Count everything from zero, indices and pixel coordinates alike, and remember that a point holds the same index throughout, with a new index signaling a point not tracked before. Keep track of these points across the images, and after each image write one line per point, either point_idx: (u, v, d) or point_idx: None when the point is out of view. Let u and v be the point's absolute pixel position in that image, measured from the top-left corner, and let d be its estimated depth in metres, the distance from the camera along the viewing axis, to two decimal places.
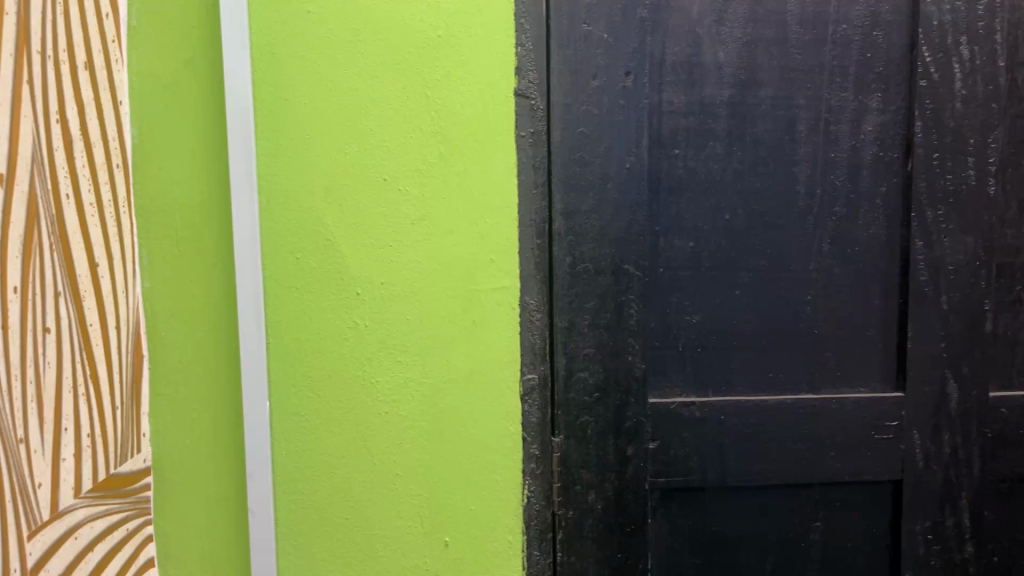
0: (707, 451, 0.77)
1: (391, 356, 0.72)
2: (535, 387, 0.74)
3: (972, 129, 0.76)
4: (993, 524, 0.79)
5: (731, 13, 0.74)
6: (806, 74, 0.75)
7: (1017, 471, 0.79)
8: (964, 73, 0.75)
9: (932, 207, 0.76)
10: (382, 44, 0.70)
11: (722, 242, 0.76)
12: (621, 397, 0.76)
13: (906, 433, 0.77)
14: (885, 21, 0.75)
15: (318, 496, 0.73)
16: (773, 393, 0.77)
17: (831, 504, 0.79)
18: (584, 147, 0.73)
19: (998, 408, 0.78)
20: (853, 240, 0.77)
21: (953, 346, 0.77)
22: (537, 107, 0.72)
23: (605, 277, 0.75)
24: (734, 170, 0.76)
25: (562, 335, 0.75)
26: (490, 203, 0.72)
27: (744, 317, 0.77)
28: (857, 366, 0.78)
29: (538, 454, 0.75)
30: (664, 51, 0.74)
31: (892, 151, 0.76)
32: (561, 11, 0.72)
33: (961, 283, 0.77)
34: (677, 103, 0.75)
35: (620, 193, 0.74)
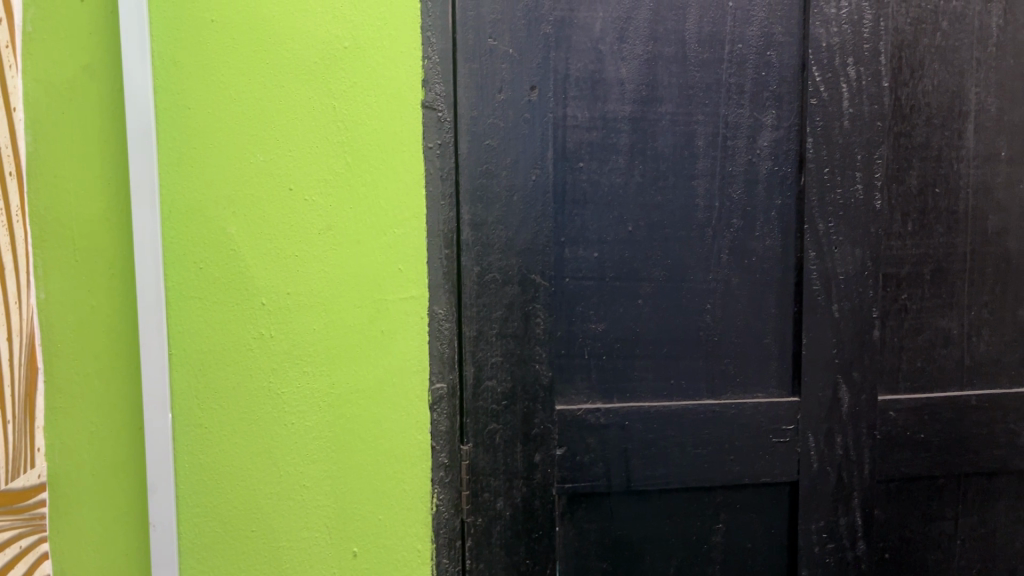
0: (612, 456, 0.79)
1: (297, 367, 0.72)
2: (444, 397, 0.75)
3: (860, 145, 0.79)
4: (883, 522, 0.83)
5: (632, 30, 0.77)
6: (703, 91, 0.78)
7: (905, 471, 0.83)
8: (852, 92, 0.79)
9: (823, 220, 0.79)
10: (288, 54, 0.70)
11: (625, 253, 0.79)
12: (528, 405, 0.77)
13: (803, 436, 0.81)
14: (777, 41, 0.78)
15: (222, 508, 0.72)
16: (675, 400, 0.80)
17: (732, 507, 0.81)
18: (491, 159, 0.75)
19: (887, 411, 0.82)
20: (749, 250, 0.80)
21: (844, 352, 0.81)
22: (444, 119, 0.74)
23: (512, 287, 0.76)
24: (636, 183, 0.78)
25: (470, 344, 0.76)
26: (397, 213, 0.72)
27: (647, 325, 0.79)
28: (755, 372, 0.81)
29: (446, 462, 0.76)
30: (568, 67, 0.76)
31: (786, 167, 0.80)
32: (467, 25, 0.73)
33: (852, 292, 0.80)
34: (580, 118, 0.77)
35: (526, 205, 0.76)
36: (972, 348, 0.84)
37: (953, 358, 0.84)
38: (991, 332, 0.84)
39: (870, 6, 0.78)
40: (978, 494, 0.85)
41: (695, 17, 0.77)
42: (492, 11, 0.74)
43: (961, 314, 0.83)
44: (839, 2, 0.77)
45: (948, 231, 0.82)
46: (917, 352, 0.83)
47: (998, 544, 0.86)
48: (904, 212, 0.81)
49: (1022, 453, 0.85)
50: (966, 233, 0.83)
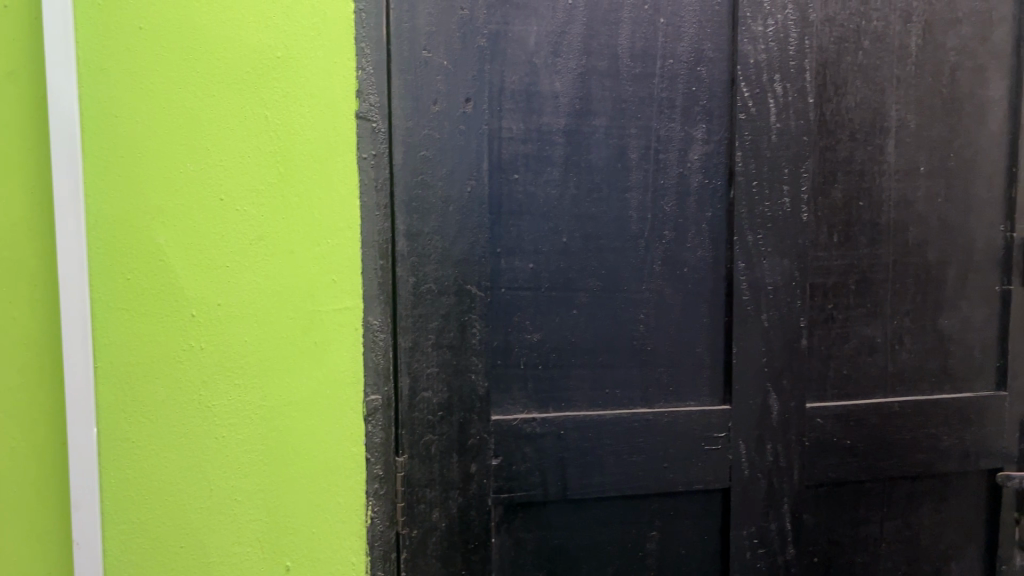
0: (548, 466, 0.79)
1: (228, 379, 0.71)
2: (379, 409, 0.75)
3: (787, 159, 0.81)
4: (811, 526, 0.86)
5: (566, 44, 0.78)
6: (636, 105, 0.79)
7: (833, 477, 0.85)
8: (779, 107, 0.81)
9: (752, 231, 0.81)
10: (219, 63, 0.69)
11: (561, 264, 0.79)
12: (464, 415, 0.77)
13: (734, 444, 0.82)
14: (708, 57, 0.80)
15: (150, 524, 0.70)
16: (610, 409, 0.81)
17: (665, 514, 0.83)
18: (426, 170, 0.75)
19: (815, 418, 0.84)
20: (681, 261, 0.81)
21: (773, 360, 0.83)
22: (379, 129, 0.73)
23: (448, 298, 0.76)
24: (571, 195, 0.79)
25: (406, 354, 0.75)
26: (331, 223, 0.72)
27: (582, 335, 0.80)
28: (688, 380, 0.82)
29: (381, 475, 0.75)
30: (503, 80, 0.77)
31: (716, 180, 0.81)
32: (402, 37, 0.73)
33: (781, 302, 0.82)
34: (515, 131, 0.78)
35: (462, 216, 0.76)
36: (895, 356, 0.87)
37: (877, 366, 0.86)
38: (913, 340, 0.87)
39: (796, 24, 0.80)
40: (903, 498, 0.88)
41: (628, 32, 0.79)
42: (427, 22, 0.74)
43: (885, 323, 0.86)
44: (766, 20, 0.79)
45: (872, 242, 0.85)
46: (843, 360, 0.85)
47: (923, 545, 0.89)
48: (829, 224, 0.84)
49: (945, 458, 0.87)
50: (889, 244, 0.85)
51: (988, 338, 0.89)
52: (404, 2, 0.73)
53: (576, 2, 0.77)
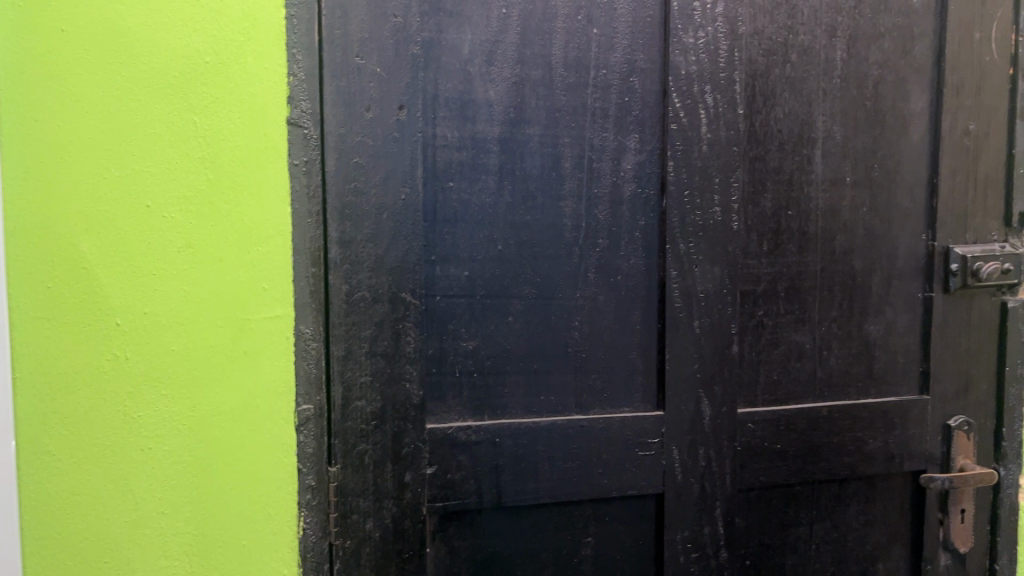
0: (483, 473, 0.79)
1: (154, 390, 0.70)
2: (311, 418, 0.74)
3: (718, 168, 0.83)
4: (743, 529, 0.87)
5: (500, 53, 0.78)
6: (570, 114, 0.80)
7: (763, 480, 0.86)
8: (710, 118, 0.82)
9: (684, 239, 0.82)
10: (146, 67, 0.68)
11: (495, 271, 0.79)
12: (398, 423, 0.77)
13: (667, 449, 0.83)
14: (640, 68, 0.81)
15: (72, 539, 0.69)
16: (545, 415, 0.81)
17: (600, 519, 0.83)
18: (359, 177, 0.74)
19: (746, 423, 0.85)
20: (615, 269, 0.82)
21: (705, 367, 0.84)
22: (311, 136, 0.72)
23: (382, 305, 0.75)
24: (505, 203, 0.79)
25: (339, 363, 0.74)
26: (261, 230, 0.72)
27: (517, 342, 0.80)
28: (622, 387, 0.83)
29: (314, 485, 0.74)
30: (437, 87, 0.77)
31: (649, 189, 0.83)
32: (335, 43, 0.72)
33: (712, 309, 0.84)
34: (450, 138, 0.78)
35: (395, 223, 0.75)
36: (823, 361, 0.89)
37: (806, 371, 0.88)
38: (840, 345, 0.89)
39: (726, 37, 0.82)
40: (831, 500, 0.90)
41: (561, 42, 0.79)
42: (360, 29, 0.73)
43: (813, 329, 0.88)
44: (697, 32, 0.81)
45: (800, 250, 0.87)
46: (773, 366, 0.87)
47: (851, 546, 0.91)
48: (759, 232, 0.86)
49: (870, 460, 0.90)
50: (817, 252, 0.88)
51: (911, 343, 0.91)
52: (337, 8, 0.72)
53: (510, 11, 0.78)
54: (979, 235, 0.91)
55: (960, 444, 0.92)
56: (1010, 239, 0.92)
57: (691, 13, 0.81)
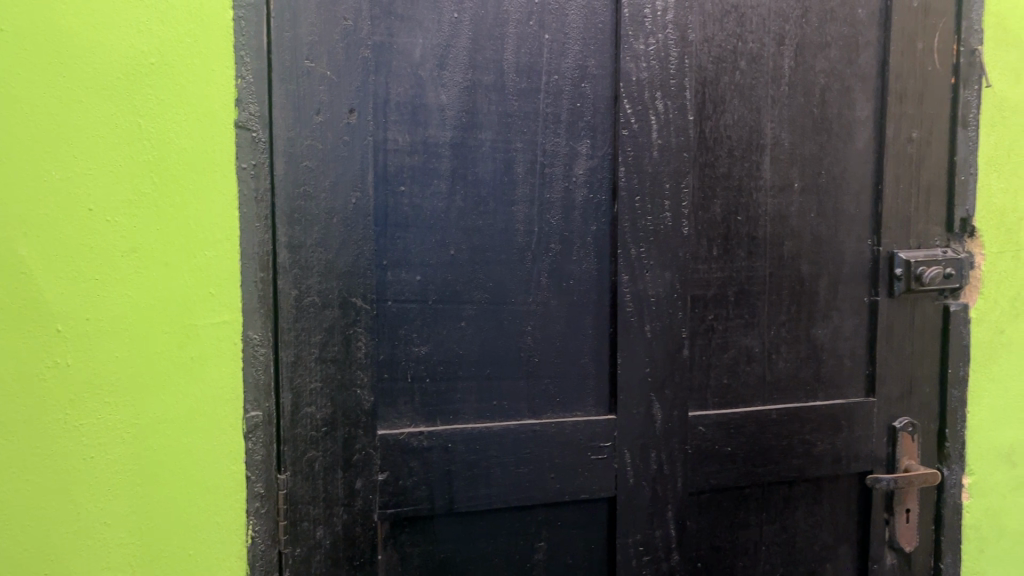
0: (434, 479, 0.79)
1: (97, 397, 0.68)
2: (260, 425, 0.73)
3: (668, 174, 0.84)
4: (694, 531, 0.88)
5: (452, 58, 0.78)
6: (522, 120, 0.80)
7: (714, 483, 0.87)
8: (660, 124, 0.83)
9: (636, 245, 0.83)
10: (88, 68, 0.67)
11: (447, 276, 0.79)
12: (349, 430, 0.76)
13: (619, 453, 0.83)
14: (591, 74, 0.82)
15: (11, 552, 0.66)
16: (498, 421, 0.81)
17: (552, 524, 0.83)
18: (309, 181, 0.73)
19: (697, 426, 0.86)
20: (567, 273, 0.83)
21: (656, 370, 0.85)
22: (259, 139, 0.72)
23: (332, 311, 0.75)
24: (457, 208, 0.79)
25: (288, 369, 0.74)
26: (208, 235, 0.71)
27: (469, 348, 0.80)
28: (574, 391, 0.83)
29: (262, 492, 0.73)
30: (388, 91, 0.76)
31: (601, 195, 0.83)
32: (283, 46, 0.71)
33: (663, 313, 0.84)
34: (401, 142, 0.77)
35: (345, 228, 0.75)
36: (772, 364, 0.90)
37: (755, 374, 0.89)
38: (789, 349, 0.91)
39: (676, 44, 0.82)
40: (780, 501, 0.91)
41: (513, 47, 0.79)
42: (309, 32, 0.72)
43: (762, 333, 0.89)
44: (647, 39, 0.82)
45: (749, 255, 0.88)
46: (723, 369, 0.88)
47: (799, 546, 0.93)
48: (709, 238, 0.87)
49: (819, 462, 0.91)
50: (765, 257, 0.89)
51: (857, 346, 0.93)
52: (286, 11, 0.71)
53: (461, 16, 0.78)
54: (922, 240, 0.93)
55: (904, 445, 0.94)
56: (952, 244, 0.95)
57: (642, 20, 0.81)
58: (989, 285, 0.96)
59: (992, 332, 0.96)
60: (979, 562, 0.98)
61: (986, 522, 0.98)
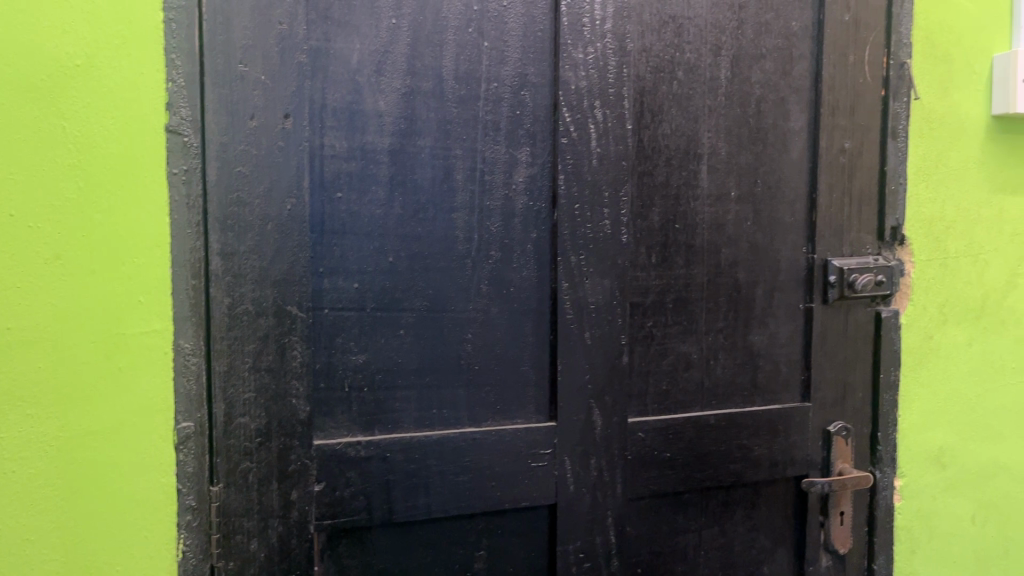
0: (373, 489, 0.78)
1: (19, 409, 0.66)
2: (192, 436, 0.71)
3: (607, 183, 0.84)
4: (633, 537, 0.88)
5: (389, 64, 0.77)
6: (461, 127, 0.80)
7: (654, 489, 0.88)
8: (599, 133, 0.83)
9: (575, 252, 0.83)
10: (10, 70, 0.65)
11: (386, 284, 0.78)
12: (284, 441, 0.75)
13: (559, 460, 0.83)
14: (531, 82, 0.82)
15: None
16: (437, 429, 0.80)
17: (493, 532, 0.83)
18: (242, 187, 0.72)
19: (637, 432, 0.87)
20: (507, 281, 0.82)
21: (596, 377, 0.85)
22: (191, 144, 0.70)
23: (266, 319, 0.73)
24: (396, 215, 0.78)
25: (221, 379, 0.72)
26: (138, 242, 0.69)
27: (408, 356, 0.79)
28: (514, 399, 0.83)
29: (194, 505, 0.72)
30: (325, 97, 0.75)
31: (540, 202, 0.83)
32: (216, 50, 0.70)
33: (602, 321, 0.85)
34: (338, 148, 0.76)
35: (280, 235, 0.73)
36: (710, 370, 0.91)
37: (694, 381, 0.90)
38: (726, 355, 0.92)
39: (615, 53, 0.83)
40: (719, 506, 0.92)
41: (452, 54, 0.79)
42: (243, 36, 0.71)
43: (700, 339, 0.90)
44: (586, 48, 0.82)
45: (687, 262, 0.89)
46: (662, 376, 0.89)
47: (737, 550, 0.94)
48: (648, 245, 0.87)
49: (756, 466, 0.92)
50: (703, 265, 0.90)
51: (793, 352, 0.95)
52: (219, 14, 0.70)
53: (400, 22, 0.77)
54: (855, 248, 0.96)
55: (838, 448, 0.96)
56: (883, 252, 0.97)
57: (581, 29, 0.82)
58: (919, 292, 0.98)
59: (922, 338, 0.99)
60: (911, 562, 1.00)
61: (918, 523, 1.00)
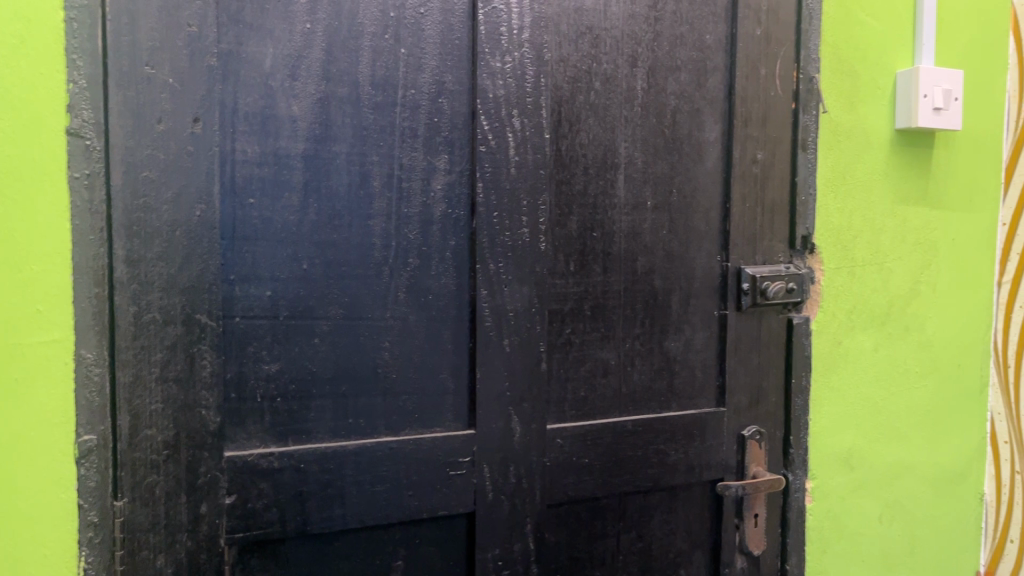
0: (286, 501, 0.76)
1: None
2: (94, 449, 0.69)
3: (525, 191, 0.84)
4: (552, 543, 0.89)
5: (304, 68, 0.76)
6: (378, 133, 0.79)
7: (572, 495, 0.88)
8: (517, 141, 0.84)
9: (494, 260, 0.83)
10: None
11: (300, 291, 0.77)
12: (193, 453, 0.72)
13: (477, 468, 0.83)
14: (449, 90, 0.82)
15: None
16: (353, 439, 0.79)
17: (411, 542, 0.82)
18: (149, 193, 0.70)
19: (556, 439, 0.87)
20: (425, 288, 0.82)
21: (515, 384, 0.85)
22: (94, 147, 0.68)
23: (174, 328, 0.71)
24: (310, 222, 0.77)
25: (126, 390, 0.70)
26: (37, 249, 0.68)
27: (323, 365, 0.78)
28: (432, 407, 0.83)
29: (97, 521, 0.70)
30: (236, 101, 0.74)
31: (459, 210, 0.83)
32: (121, 51, 0.68)
33: (521, 328, 0.85)
34: (250, 153, 0.75)
35: (189, 241, 0.72)
36: (627, 376, 0.92)
37: (612, 387, 0.91)
38: (644, 361, 0.93)
39: (532, 63, 0.84)
40: (637, 511, 0.94)
41: (368, 60, 0.78)
42: (149, 37, 0.69)
43: (618, 346, 0.92)
44: (504, 57, 0.82)
45: (605, 270, 0.90)
46: (581, 382, 0.90)
47: (655, 554, 0.95)
48: (566, 253, 0.88)
49: (673, 471, 0.94)
50: (620, 272, 0.91)
51: (708, 358, 0.97)
52: (123, 15, 0.68)
53: (314, 27, 0.76)
54: (767, 257, 0.98)
55: (752, 452, 0.98)
56: (794, 260, 1.00)
57: (498, 38, 0.82)
58: (829, 299, 1.02)
59: (832, 343, 1.02)
60: (822, 561, 1.03)
61: (828, 523, 1.03)
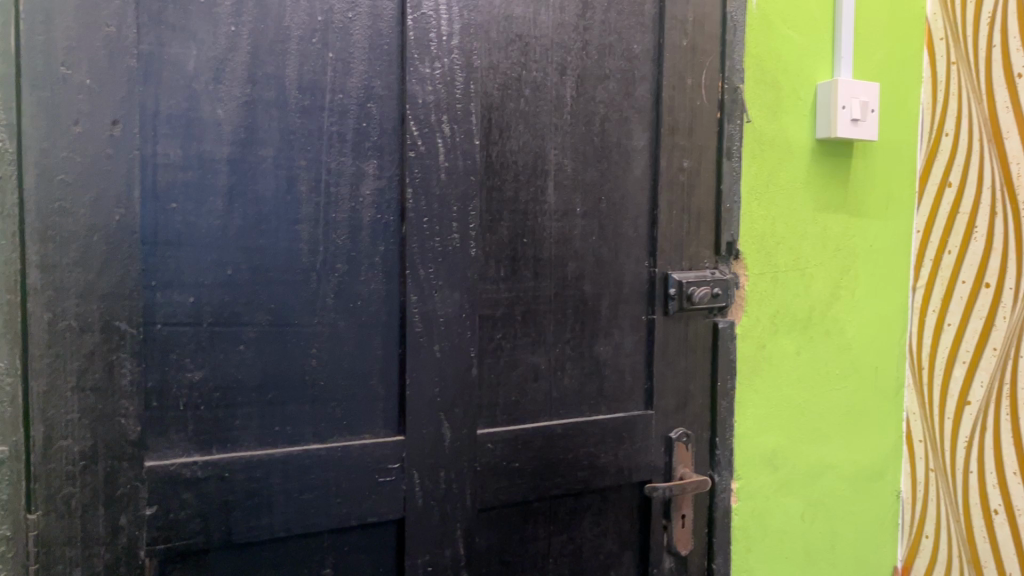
0: (210, 511, 0.75)
1: None
2: (5, 460, 0.67)
3: (456, 197, 0.85)
4: (482, 548, 0.89)
5: (229, 71, 0.75)
6: (305, 138, 0.79)
7: (502, 499, 0.89)
8: (447, 147, 0.84)
9: (424, 266, 0.83)
10: None
11: (225, 297, 0.76)
12: (112, 463, 0.71)
13: (407, 474, 0.83)
14: (378, 95, 0.81)
15: None
16: (280, 446, 0.79)
17: (340, 550, 0.82)
18: (66, 196, 0.68)
19: (486, 444, 0.88)
20: (354, 294, 0.82)
21: (445, 390, 0.85)
22: (5, 148, 0.67)
23: (92, 335, 0.69)
24: (236, 227, 0.76)
25: (39, 400, 0.68)
26: None
27: (249, 372, 0.77)
28: (362, 414, 0.82)
29: (9, 535, 0.68)
30: (158, 103, 0.72)
31: (389, 215, 0.83)
32: (35, 50, 0.66)
33: (451, 333, 0.85)
34: (172, 157, 0.73)
35: (108, 246, 0.70)
36: (557, 381, 0.93)
37: (542, 391, 0.92)
38: (573, 366, 0.94)
39: (461, 69, 0.84)
40: (567, 514, 0.95)
41: (295, 64, 0.78)
42: (66, 37, 0.67)
43: (548, 351, 0.92)
44: (433, 63, 0.82)
45: (535, 275, 0.91)
46: (511, 387, 0.90)
47: (585, 556, 0.96)
48: (497, 259, 0.89)
49: (602, 473, 0.95)
50: (550, 278, 0.92)
51: (637, 362, 0.98)
52: (38, 13, 0.66)
53: (239, 29, 0.75)
54: (693, 263, 1.01)
55: (680, 454, 1.00)
56: (719, 266, 1.02)
57: (427, 44, 0.82)
58: (753, 304, 1.04)
59: (756, 347, 1.05)
60: (746, 560, 1.06)
61: (753, 523, 1.06)
